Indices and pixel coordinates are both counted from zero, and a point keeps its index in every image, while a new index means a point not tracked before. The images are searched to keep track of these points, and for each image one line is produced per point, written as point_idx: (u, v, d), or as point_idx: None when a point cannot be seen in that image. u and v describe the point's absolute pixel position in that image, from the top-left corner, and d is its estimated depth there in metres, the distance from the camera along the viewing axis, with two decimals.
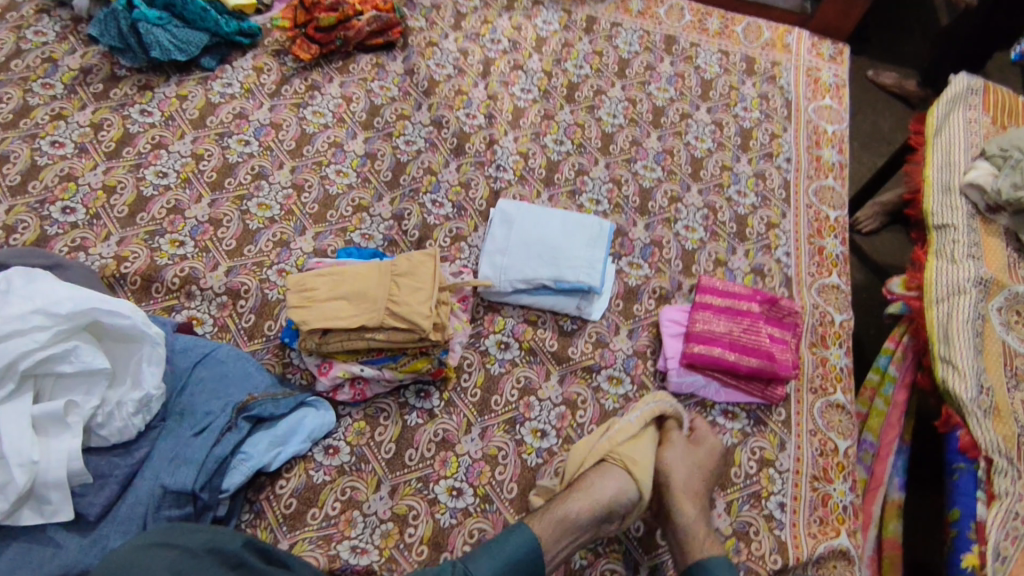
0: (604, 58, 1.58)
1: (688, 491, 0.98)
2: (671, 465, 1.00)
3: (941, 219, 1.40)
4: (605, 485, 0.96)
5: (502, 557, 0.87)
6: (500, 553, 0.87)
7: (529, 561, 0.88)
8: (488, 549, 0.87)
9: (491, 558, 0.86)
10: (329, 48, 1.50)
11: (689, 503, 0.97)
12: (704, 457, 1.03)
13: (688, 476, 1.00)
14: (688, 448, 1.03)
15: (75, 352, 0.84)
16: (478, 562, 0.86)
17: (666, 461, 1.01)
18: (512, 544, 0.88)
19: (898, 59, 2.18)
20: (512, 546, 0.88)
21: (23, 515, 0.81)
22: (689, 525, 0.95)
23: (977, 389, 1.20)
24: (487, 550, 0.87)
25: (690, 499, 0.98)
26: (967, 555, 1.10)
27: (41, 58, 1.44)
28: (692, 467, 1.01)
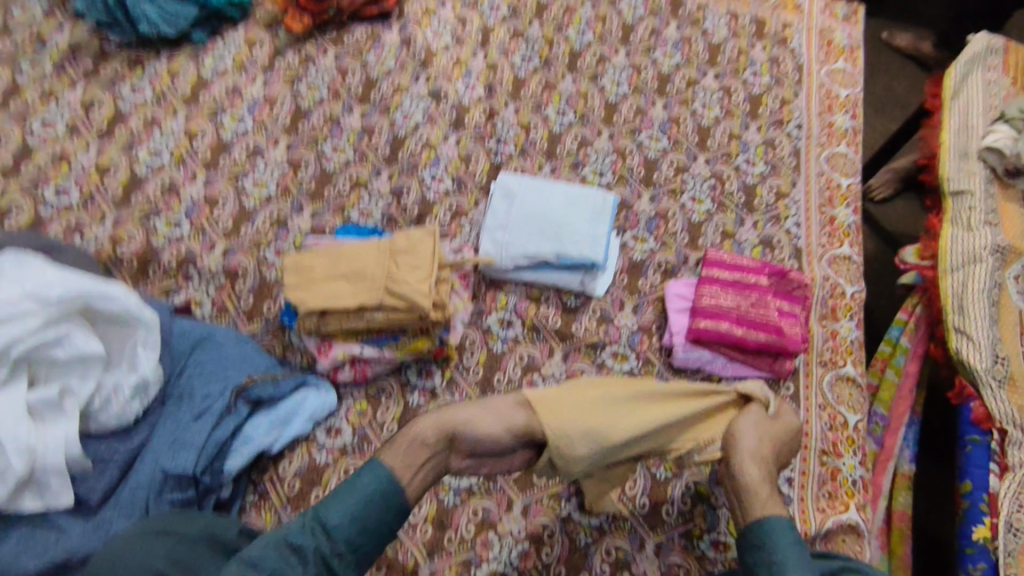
0: (607, 24, 1.52)
1: (757, 457, 0.91)
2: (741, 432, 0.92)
3: (957, 185, 1.35)
4: (473, 413, 0.90)
5: (354, 497, 0.82)
6: (358, 494, 0.82)
7: (379, 498, 0.82)
8: (338, 494, 0.82)
9: (346, 500, 0.81)
10: (323, 18, 1.45)
11: (755, 467, 0.90)
12: (780, 432, 0.95)
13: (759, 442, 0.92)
14: (763, 420, 0.95)
15: (68, 338, 0.84)
16: (331, 507, 0.81)
17: (736, 425, 0.93)
18: (362, 487, 0.83)
19: (915, 19, 2.09)
20: (362, 483, 0.83)
21: (24, 501, 0.81)
22: (752, 484, 0.88)
23: (992, 359, 1.18)
24: (337, 496, 0.82)
25: (756, 464, 0.90)
26: (979, 527, 1.09)
27: (29, 35, 1.41)
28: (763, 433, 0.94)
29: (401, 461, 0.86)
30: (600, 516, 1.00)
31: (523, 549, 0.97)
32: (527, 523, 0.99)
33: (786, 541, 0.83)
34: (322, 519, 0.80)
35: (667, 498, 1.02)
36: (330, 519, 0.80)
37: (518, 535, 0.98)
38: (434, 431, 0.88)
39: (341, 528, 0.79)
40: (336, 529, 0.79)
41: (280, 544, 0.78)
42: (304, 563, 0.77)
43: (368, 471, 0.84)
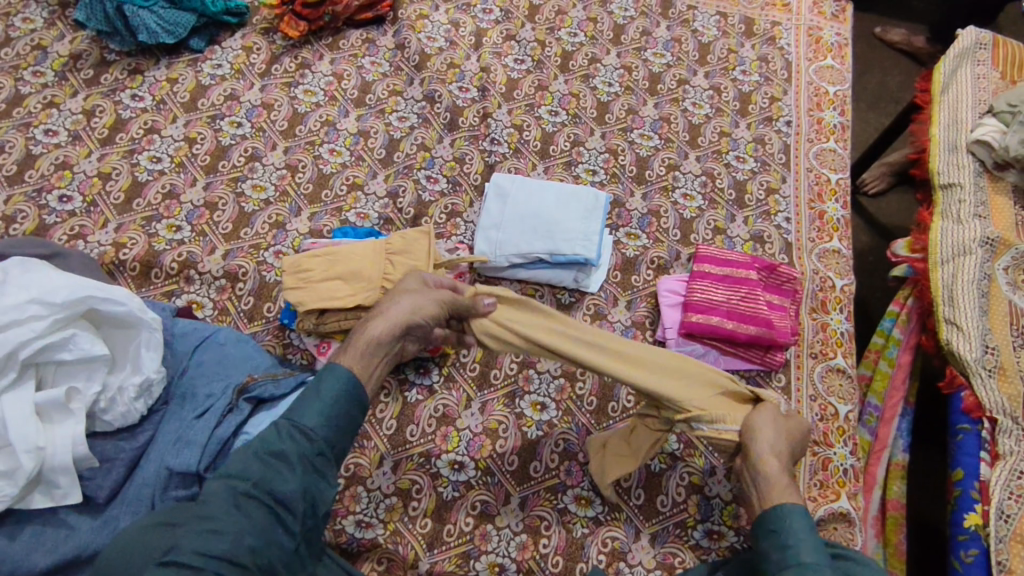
0: (598, 25, 1.55)
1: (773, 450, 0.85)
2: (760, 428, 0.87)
3: (948, 178, 1.38)
4: (413, 300, 0.90)
5: (324, 399, 0.81)
6: (326, 397, 0.81)
7: (342, 399, 0.82)
8: (303, 398, 0.81)
9: (314, 404, 0.81)
10: (318, 25, 1.47)
11: (773, 460, 0.83)
12: (794, 429, 0.89)
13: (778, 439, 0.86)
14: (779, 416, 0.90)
15: (73, 340, 0.86)
16: (303, 411, 0.80)
17: (754, 420, 0.88)
18: (327, 392, 0.82)
19: (907, 15, 2.11)
20: (329, 385, 0.82)
21: (34, 499, 0.84)
22: (773, 477, 0.82)
23: (982, 349, 1.20)
24: (308, 398, 0.81)
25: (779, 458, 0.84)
26: (970, 514, 1.10)
27: (30, 45, 1.43)
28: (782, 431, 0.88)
29: (358, 363, 0.85)
30: (596, 507, 1.02)
31: (520, 541, 0.99)
32: (524, 515, 1.01)
33: (801, 529, 0.77)
34: (294, 422, 0.80)
35: (662, 489, 1.04)
36: (305, 421, 0.79)
37: (515, 527, 1.00)
38: (384, 326, 0.87)
39: (316, 427, 0.79)
40: (315, 431, 0.79)
41: (260, 453, 0.77)
42: (292, 470, 0.76)
43: (331, 373, 0.83)
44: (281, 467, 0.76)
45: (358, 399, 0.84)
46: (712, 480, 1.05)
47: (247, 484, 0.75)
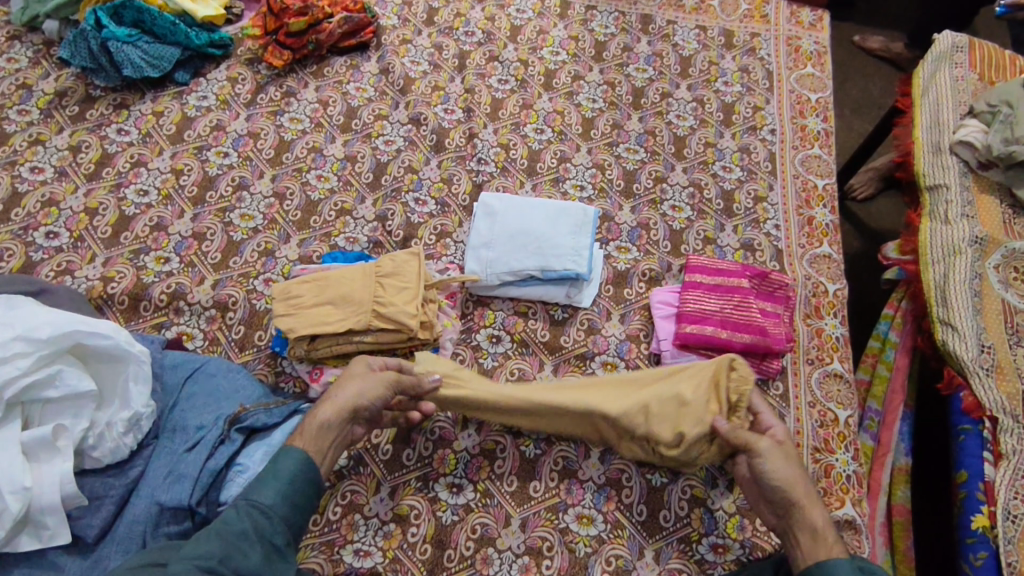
0: (580, 43, 1.57)
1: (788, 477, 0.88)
2: (764, 413, 0.99)
3: (933, 180, 1.38)
4: (361, 385, 0.94)
5: (281, 479, 0.83)
6: (277, 475, 0.83)
7: (300, 477, 0.85)
8: (260, 479, 0.83)
9: (272, 484, 0.83)
10: (303, 53, 1.49)
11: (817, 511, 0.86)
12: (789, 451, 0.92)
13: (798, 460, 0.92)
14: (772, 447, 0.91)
15: (60, 376, 0.85)
16: (259, 490, 0.82)
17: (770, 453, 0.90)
18: (283, 469, 0.84)
19: (885, 23, 2.15)
20: (282, 464, 0.84)
21: (22, 542, 0.82)
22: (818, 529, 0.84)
23: (978, 348, 1.19)
24: (264, 479, 0.83)
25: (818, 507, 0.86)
26: (977, 516, 1.08)
27: (15, 84, 1.44)
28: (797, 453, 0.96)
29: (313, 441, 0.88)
30: (598, 525, 1.01)
31: (523, 563, 0.97)
32: (526, 536, 0.99)
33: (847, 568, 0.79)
34: (253, 503, 0.81)
35: (664, 504, 1.03)
36: (262, 499, 0.81)
37: (517, 549, 0.98)
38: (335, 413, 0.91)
39: (276, 506, 0.81)
40: (271, 508, 0.81)
41: (219, 533, 0.78)
42: (249, 550, 0.78)
43: (283, 454, 0.86)
44: (243, 546, 0.77)
45: (319, 474, 0.87)
46: (715, 493, 1.04)
47: (212, 562, 0.75)
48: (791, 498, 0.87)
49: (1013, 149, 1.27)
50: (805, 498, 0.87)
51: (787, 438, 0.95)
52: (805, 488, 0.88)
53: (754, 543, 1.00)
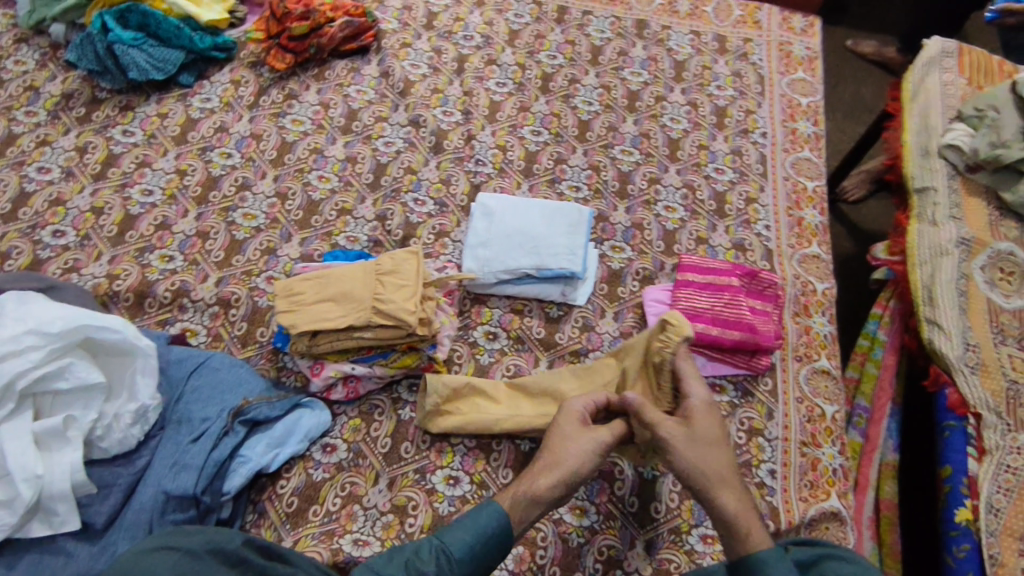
0: (577, 47, 1.60)
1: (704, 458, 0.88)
2: (688, 379, 0.97)
3: (921, 183, 1.41)
4: (581, 452, 0.90)
5: (477, 532, 0.83)
6: (476, 529, 0.83)
7: (498, 536, 0.84)
8: (456, 525, 0.84)
9: (466, 534, 0.83)
10: (304, 56, 1.52)
11: (728, 492, 0.86)
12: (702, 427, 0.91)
13: (712, 438, 0.90)
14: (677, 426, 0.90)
15: (69, 369, 0.88)
16: (454, 537, 0.82)
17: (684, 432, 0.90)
18: (483, 524, 0.84)
19: (878, 27, 2.19)
20: (484, 518, 0.84)
21: (33, 527, 0.85)
22: (736, 516, 0.84)
23: (963, 347, 1.23)
24: (461, 524, 0.84)
25: (733, 492, 0.86)
26: (961, 510, 1.11)
27: (23, 86, 1.47)
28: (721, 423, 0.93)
29: (513, 504, 0.87)
30: (591, 516, 1.04)
31: (517, 553, 1.00)
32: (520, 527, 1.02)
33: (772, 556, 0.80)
34: (444, 546, 0.82)
35: (655, 496, 1.06)
36: (454, 548, 0.82)
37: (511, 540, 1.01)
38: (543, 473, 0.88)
39: (463, 561, 0.81)
40: (459, 561, 0.81)
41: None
42: None
43: (485, 508, 0.85)
44: None
45: (511, 540, 0.86)
46: None
47: None
48: (700, 487, 0.87)
49: (1000, 152, 1.31)
50: (716, 484, 0.86)
51: (701, 409, 0.93)
52: (717, 473, 0.87)
53: None
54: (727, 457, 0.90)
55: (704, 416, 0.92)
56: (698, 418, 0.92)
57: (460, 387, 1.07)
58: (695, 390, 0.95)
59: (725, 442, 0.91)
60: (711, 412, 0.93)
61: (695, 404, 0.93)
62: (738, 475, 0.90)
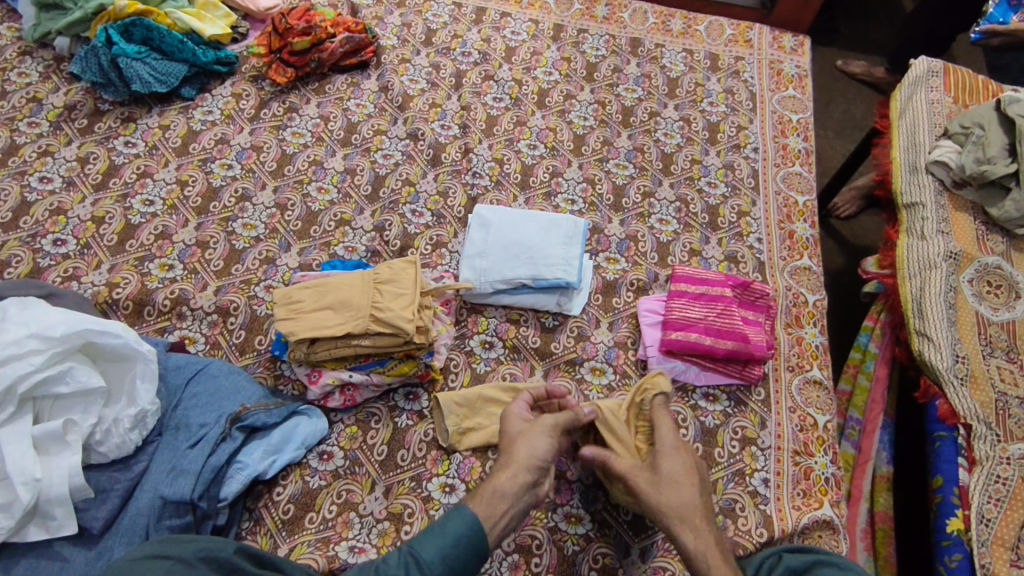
0: (572, 64, 1.63)
1: (665, 500, 0.90)
2: (660, 427, 0.99)
3: (910, 198, 1.44)
4: (530, 446, 0.94)
5: (446, 539, 0.83)
6: (447, 536, 0.83)
7: (469, 543, 0.84)
8: (427, 534, 0.84)
9: (438, 541, 0.83)
10: (305, 71, 1.54)
11: (687, 531, 0.88)
12: (671, 473, 0.93)
13: (676, 478, 0.92)
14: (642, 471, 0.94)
15: (70, 373, 0.90)
16: (425, 544, 0.83)
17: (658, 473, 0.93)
18: (452, 530, 0.84)
19: (865, 48, 2.24)
20: (454, 525, 0.84)
21: (30, 532, 0.85)
22: (694, 553, 0.86)
23: (953, 358, 1.24)
24: (430, 532, 0.84)
25: (692, 530, 0.88)
26: (952, 520, 1.12)
27: (26, 98, 1.49)
28: (692, 464, 0.95)
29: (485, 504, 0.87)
30: (586, 524, 1.04)
31: (512, 561, 1.00)
32: (516, 535, 1.02)
33: None
34: (416, 553, 0.82)
35: None
36: (425, 554, 0.82)
37: (507, 547, 1.01)
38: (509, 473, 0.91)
39: (436, 566, 0.81)
40: (429, 564, 0.81)
41: None
42: None
43: (457, 516, 0.86)
44: None
45: (486, 544, 0.85)
46: None
47: None
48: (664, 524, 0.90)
49: (985, 169, 1.33)
50: (676, 521, 0.89)
51: (670, 450, 0.95)
52: (675, 512, 0.89)
53: (735, 542, 1.04)
54: (694, 494, 0.91)
55: (672, 458, 0.94)
56: (664, 461, 0.94)
57: (472, 399, 1.10)
58: (664, 437, 0.97)
59: (693, 481, 0.93)
60: (681, 455, 0.95)
61: (663, 447, 0.95)
62: (704, 512, 0.90)
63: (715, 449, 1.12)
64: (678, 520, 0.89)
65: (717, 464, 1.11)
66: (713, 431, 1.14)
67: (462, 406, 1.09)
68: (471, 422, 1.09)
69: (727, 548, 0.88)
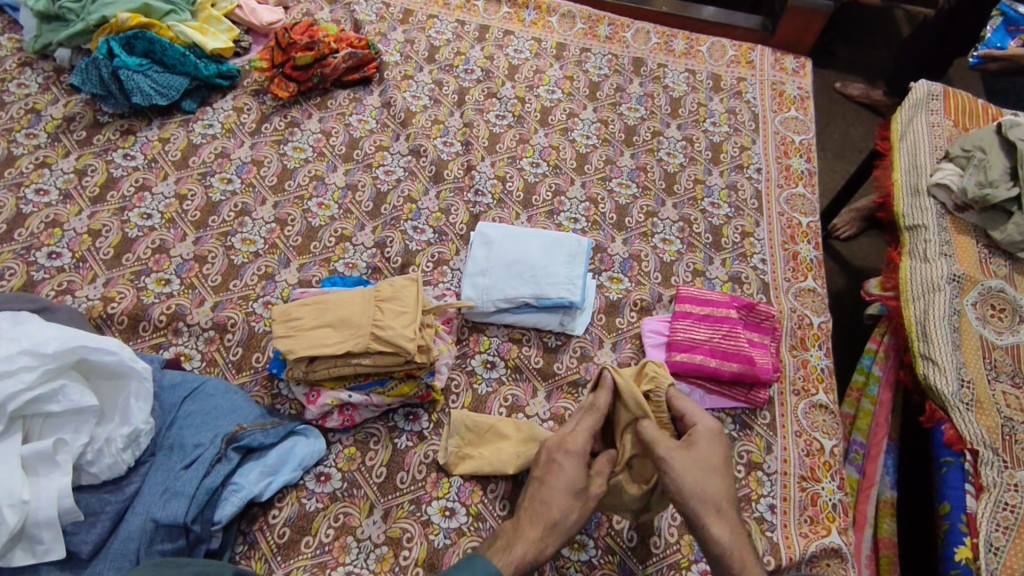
0: (575, 83, 1.63)
1: (704, 484, 0.92)
2: (694, 413, 1.01)
3: (913, 220, 1.43)
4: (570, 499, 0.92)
5: None
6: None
7: None
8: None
9: None
10: (307, 86, 1.54)
11: (717, 521, 0.90)
12: (706, 458, 0.95)
13: (710, 464, 0.95)
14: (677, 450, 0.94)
15: (63, 392, 0.87)
16: None
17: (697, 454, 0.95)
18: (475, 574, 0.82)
19: (864, 71, 2.25)
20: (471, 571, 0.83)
21: (16, 556, 0.83)
22: (724, 542, 0.89)
23: (958, 382, 1.22)
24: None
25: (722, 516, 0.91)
26: (960, 548, 1.10)
27: (25, 109, 1.47)
28: (723, 451, 0.98)
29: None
30: (590, 551, 1.02)
31: None
32: None
33: None
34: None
35: (654, 530, 1.04)
36: None
37: None
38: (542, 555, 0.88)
39: None
40: None
41: None
42: None
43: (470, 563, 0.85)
44: None
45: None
46: None
47: None
48: (695, 510, 0.90)
49: (987, 192, 1.33)
50: (708, 510, 0.90)
51: (710, 432, 0.99)
52: (708, 500, 0.91)
53: None
54: (724, 483, 0.94)
55: (707, 442, 0.97)
56: (700, 444, 0.96)
57: (483, 428, 1.07)
58: (702, 421, 1.00)
59: (723, 470, 0.96)
60: (716, 439, 0.98)
61: (699, 431, 0.98)
62: (734, 504, 0.94)
63: None
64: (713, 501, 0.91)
65: None
66: None
67: (469, 434, 1.07)
68: (469, 446, 1.06)
69: (751, 544, 0.92)
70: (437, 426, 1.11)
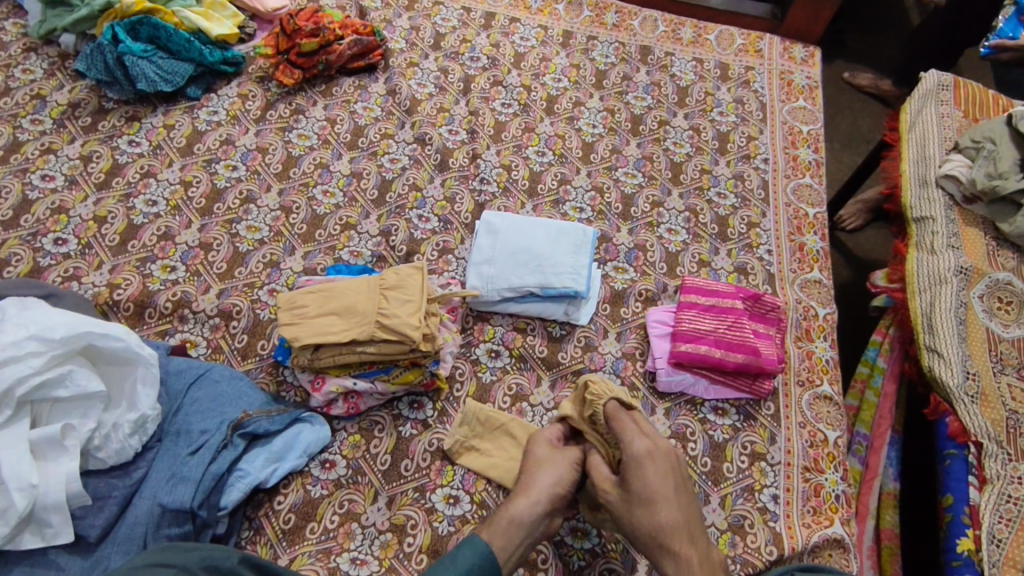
0: (581, 71, 1.62)
1: (644, 519, 0.90)
2: (625, 434, 0.96)
3: (920, 212, 1.42)
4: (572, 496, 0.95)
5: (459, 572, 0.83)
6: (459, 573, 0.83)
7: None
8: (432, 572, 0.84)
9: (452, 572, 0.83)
10: (312, 73, 1.53)
11: (666, 555, 0.89)
12: (642, 486, 0.91)
13: (649, 495, 0.91)
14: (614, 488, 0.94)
15: (70, 377, 0.88)
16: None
17: (635, 486, 0.92)
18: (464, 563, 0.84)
19: (875, 60, 2.23)
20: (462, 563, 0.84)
21: (25, 539, 0.84)
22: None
23: (964, 375, 1.22)
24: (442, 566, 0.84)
25: (670, 548, 0.88)
26: (962, 539, 1.10)
27: (30, 94, 1.47)
28: (664, 470, 0.93)
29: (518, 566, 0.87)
30: (593, 539, 1.02)
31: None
32: None
33: None
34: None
35: None
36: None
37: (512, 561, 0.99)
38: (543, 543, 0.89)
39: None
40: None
41: None
42: None
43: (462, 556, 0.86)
44: None
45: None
46: (708, 509, 1.06)
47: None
48: (647, 547, 0.90)
49: (996, 184, 1.32)
50: (655, 546, 0.89)
51: (641, 454, 0.93)
52: (654, 537, 0.89)
53: (745, 559, 1.02)
54: (671, 512, 0.90)
55: (642, 467, 0.92)
56: (633, 476, 0.92)
57: (494, 421, 1.08)
58: (635, 443, 0.95)
59: (668, 495, 0.91)
60: (650, 465, 0.93)
61: (629, 458, 0.93)
62: (686, 529, 0.90)
63: (725, 464, 1.11)
64: (658, 534, 0.89)
65: (726, 479, 1.09)
66: (721, 445, 1.12)
67: (478, 426, 1.08)
68: (475, 437, 1.07)
69: (715, 565, 0.89)
70: (441, 414, 1.11)
